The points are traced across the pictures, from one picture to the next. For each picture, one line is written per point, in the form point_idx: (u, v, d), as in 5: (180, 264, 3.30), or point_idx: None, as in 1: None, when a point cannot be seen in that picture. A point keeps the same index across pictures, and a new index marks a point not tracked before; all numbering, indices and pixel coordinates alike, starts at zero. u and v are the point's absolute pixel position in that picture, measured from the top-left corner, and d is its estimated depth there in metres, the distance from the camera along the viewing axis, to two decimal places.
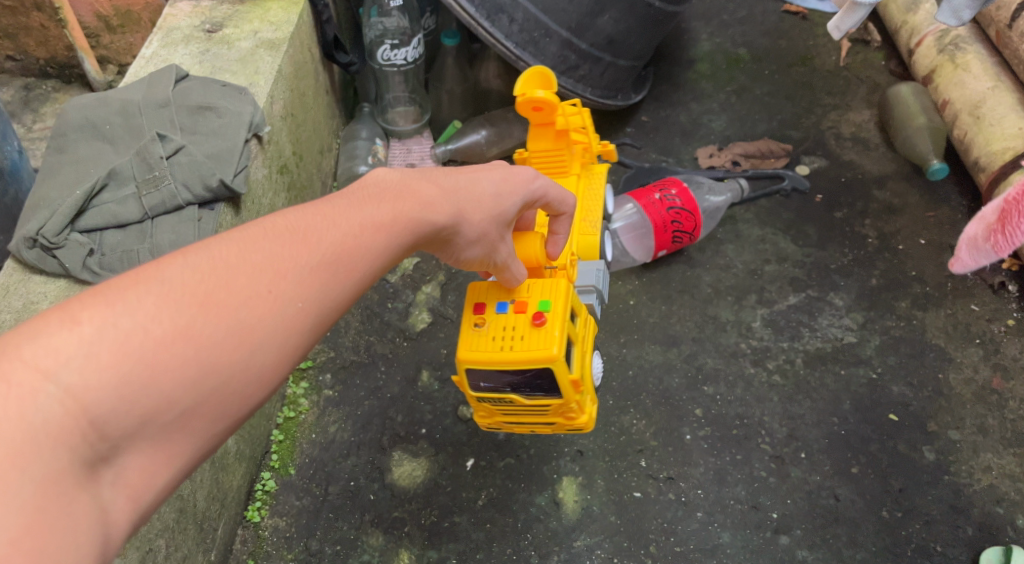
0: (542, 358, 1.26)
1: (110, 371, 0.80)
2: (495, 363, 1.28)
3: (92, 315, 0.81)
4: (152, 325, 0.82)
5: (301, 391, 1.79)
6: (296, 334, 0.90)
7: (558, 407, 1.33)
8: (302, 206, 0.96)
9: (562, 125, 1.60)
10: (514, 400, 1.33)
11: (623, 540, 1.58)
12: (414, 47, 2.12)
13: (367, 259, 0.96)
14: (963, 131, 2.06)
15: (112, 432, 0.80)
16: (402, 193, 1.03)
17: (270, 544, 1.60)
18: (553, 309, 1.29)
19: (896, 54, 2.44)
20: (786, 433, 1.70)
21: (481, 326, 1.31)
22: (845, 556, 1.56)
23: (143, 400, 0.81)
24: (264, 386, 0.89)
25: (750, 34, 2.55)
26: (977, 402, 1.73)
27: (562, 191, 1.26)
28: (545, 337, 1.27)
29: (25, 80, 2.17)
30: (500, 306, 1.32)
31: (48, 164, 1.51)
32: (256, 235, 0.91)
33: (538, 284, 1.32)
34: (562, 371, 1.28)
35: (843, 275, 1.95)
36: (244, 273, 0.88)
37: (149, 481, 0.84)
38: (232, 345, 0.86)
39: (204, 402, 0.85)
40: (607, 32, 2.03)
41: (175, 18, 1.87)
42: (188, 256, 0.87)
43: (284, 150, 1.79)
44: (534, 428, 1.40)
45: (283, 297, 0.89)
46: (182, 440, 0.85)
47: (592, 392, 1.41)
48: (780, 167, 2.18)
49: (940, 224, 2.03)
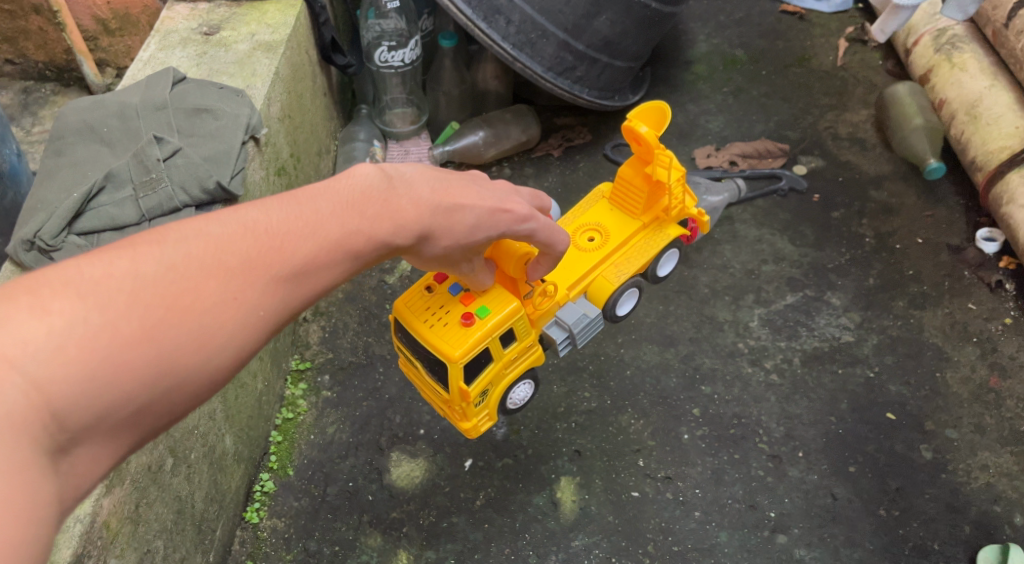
0: (442, 349, 1.34)
1: (74, 366, 0.80)
2: (411, 326, 1.38)
3: (62, 307, 0.81)
4: (119, 324, 0.83)
5: (299, 392, 1.80)
6: (255, 340, 0.90)
7: (447, 399, 1.42)
8: (285, 205, 0.96)
9: (649, 172, 1.51)
10: (418, 368, 1.43)
11: (621, 540, 1.58)
12: (411, 49, 2.12)
13: (336, 271, 0.96)
14: (960, 130, 2.06)
15: (71, 425, 0.80)
16: (389, 203, 1.02)
17: (268, 545, 1.60)
18: (484, 322, 1.34)
19: (893, 54, 2.44)
20: (784, 432, 1.70)
21: (430, 292, 1.40)
22: (843, 555, 1.56)
23: (102, 397, 0.81)
24: (215, 387, 0.89)
25: (748, 35, 2.56)
26: (974, 400, 1.73)
27: (551, 233, 1.24)
28: (461, 336, 1.33)
29: (24, 83, 2.17)
30: (453, 287, 1.38)
31: (46, 167, 1.52)
32: (235, 235, 0.91)
33: (496, 293, 1.37)
34: (452, 374, 1.35)
35: (840, 275, 1.96)
36: (215, 277, 0.88)
37: (95, 471, 0.84)
38: (193, 350, 0.86)
39: (158, 401, 0.85)
40: (604, 33, 2.04)
41: (172, 21, 1.88)
42: (164, 252, 0.88)
43: (281, 152, 1.79)
44: (432, 405, 1.50)
45: (249, 303, 0.90)
46: (130, 434, 0.85)
47: (491, 410, 1.47)
48: (777, 167, 2.19)
49: (937, 223, 2.03)
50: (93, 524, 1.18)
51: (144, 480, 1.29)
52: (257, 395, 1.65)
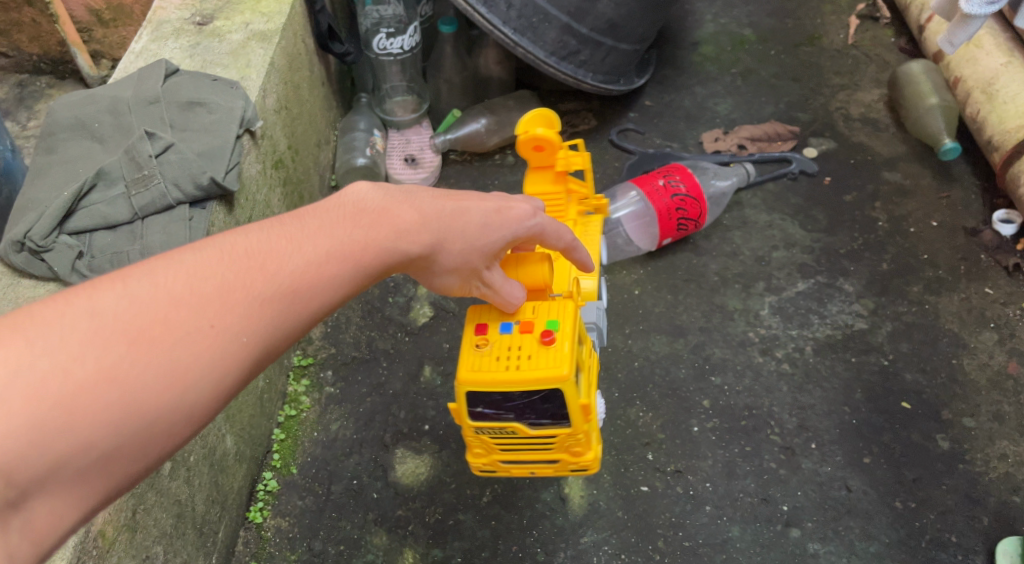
0: (548, 383, 1.20)
1: (23, 414, 0.77)
2: (495, 386, 1.21)
3: (8, 354, 0.78)
4: (75, 367, 0.79)
5: (302, 389, 1.77)
6: (235, 369, 0.87)
7: (565, 438, 1.26)
8: (264, 227, 0.93)
9: (563, 167, 1.48)
10: (518, 432, 1.25)
11: (630, 536, 1.55)
12: (410, 35, 2.07)
13: (325, 292, 0.93)
14: (977, 109, 2.00)
15: (20, 479, 0.77)
16: (378, 218, 1.00)
17: (273, 546, 1.57)
18: (564, 331, 1.24)
19: (906, 31, 2.39)
20: (796, 424, 1.66)
21: (484, 346, 1.25)
22: (858, 548, 1.52)
23: (57, 446, 0.78)
24: (194, 423, 0.86)
25: (756, 14, 2.50)
26: (993, 387, 1.69)
27: (557, 226, 1.21)
28: (557, 355, 1.21)
29: (19, 76, 2.13)
30: (503, 327, 1.26)
31: (36, 164, 1.49)
32: (208, 263, 0.88)
33: (545, 305, 1.28)
34: (569, 398, 1.21)
35: (853, 260, 1.91)
36: (186, 307, 0.85)
37: (57, 526, 0.80)
38: (164, 388, 0.83)
39: (127, 444, 0.81)
40: (607, 15, 1.98)
41: (164, 11, 1.83)
42: (128, 286, 0.85)
43: (279, 144, 1.75)
44: (534, 468, 1.32)
45: (226, 331, 0.86)
46: (98, 481, 0.81)
47: (596, 430, 1.34)
48: (787, 149, 2.14)
49: (953, 205, 1.98)
50: (87, 534, 1.16)
51: (141, 486, 1.26)
52: (257, 392, 1.62)
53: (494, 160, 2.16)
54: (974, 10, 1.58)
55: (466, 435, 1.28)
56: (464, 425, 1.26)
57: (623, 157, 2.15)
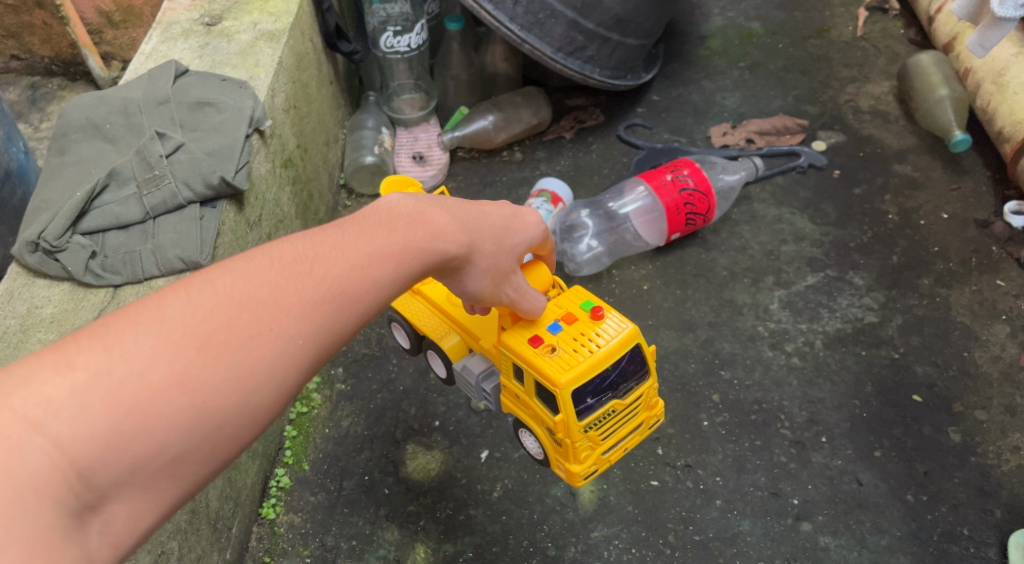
0: (629, 342, 1.28)
1: (100, 419, 0.78)
2: (592, 371, 1.25)
3: (85, 360, 0.79)
4: (147, 371, 0.80)
5: (313, 386, 1.79)
6: (294, 371, 0.87)
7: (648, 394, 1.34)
8: (310, 234, 0.94)
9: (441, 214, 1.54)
10: (617, 410, 1.30)
11: (640, 530, 1.55)
12: (417, 33, 2.08)
13: (373, 293, 0.93)
14: (987, 100, 1.99)
15: (99, 482, 0.78)
16: (415, 221, 1.01)
17: (286, 541, 1.58)
18: (602, 301, 1.32)
19: (915, 22, 2.38)
20: (806, 418, 1.66)
21: (555, 351, 1.26)
22: (870, 542, 1.51)
23: (132, 449, 0.79)
24: (258, 427, 0.86)
25: (764, 7, 2.50)
26: (1005, 380, 1.68)
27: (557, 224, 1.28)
28: (615, 321, 1.30)
29: (31, 79, 2.16)
30: (552, 328, 1.29)
31: (49, 166, 1.50)
32: (262, 268, 0.89)
33: (566, 296, 1.34)
34: (643, 348, 1.31)
35: (863, 254, 1.90)
36: (246, 310, 0.86)
37: (134, 529, 0.81)
38: (228, 391, 0.83)
39: (197, 447, 0.82)
40: (614, 11, 1.98)
41: (174, 12, 1.84)
42: (190, 293, 0.85)
43: (287, 143, 1.76)
44: (626, 442, 1.36)
45: (284, 334, 0.86)
46: (169, 485, 0.82)
47: None
48: (796, 143, 2.13)
49: (964, 197, 1.97)
50: None
51: None
52: None
53: (501, 156, 2.17)
54: (1008, 13, 1.60)
55: (576, 441, 1.28)
56: (575, 430, 1.26)
57: (630, 152, 2.15)
